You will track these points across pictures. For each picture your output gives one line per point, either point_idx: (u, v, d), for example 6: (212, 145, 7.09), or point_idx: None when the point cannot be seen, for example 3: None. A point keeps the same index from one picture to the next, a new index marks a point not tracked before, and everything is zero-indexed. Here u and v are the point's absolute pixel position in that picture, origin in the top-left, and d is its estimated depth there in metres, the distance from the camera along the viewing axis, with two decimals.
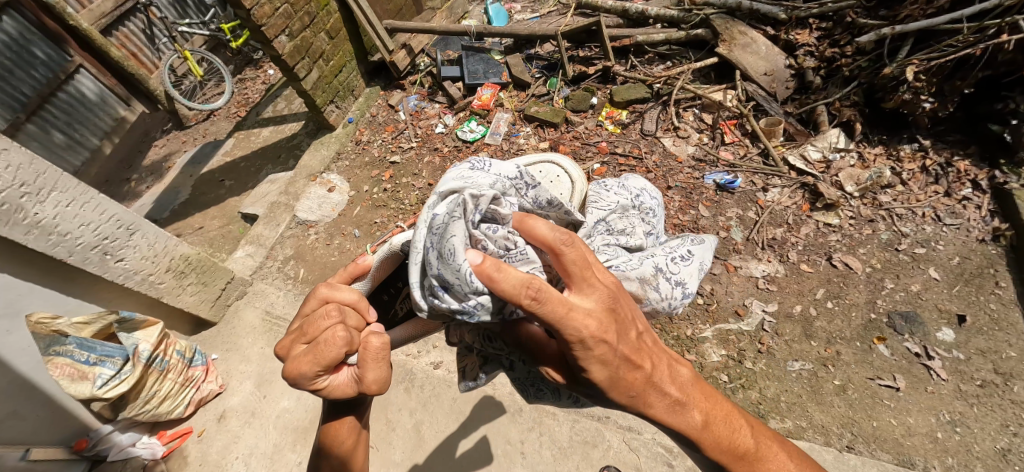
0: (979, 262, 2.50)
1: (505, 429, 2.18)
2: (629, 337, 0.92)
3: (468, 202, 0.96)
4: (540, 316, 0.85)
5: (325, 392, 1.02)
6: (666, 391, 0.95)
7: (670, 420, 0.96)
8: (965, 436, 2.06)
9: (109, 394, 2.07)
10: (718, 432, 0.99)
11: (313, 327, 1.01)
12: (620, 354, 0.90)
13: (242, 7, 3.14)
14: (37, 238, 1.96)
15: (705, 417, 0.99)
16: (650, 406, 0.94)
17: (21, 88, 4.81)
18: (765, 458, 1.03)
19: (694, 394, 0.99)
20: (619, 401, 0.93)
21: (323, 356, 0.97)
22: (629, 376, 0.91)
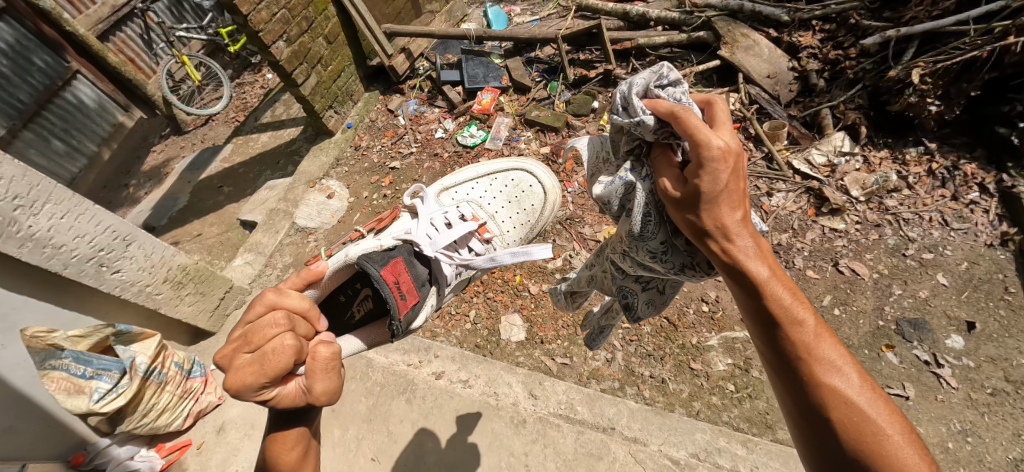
0: (987, 267, 2.47)
1: (509, 441, 2.13)
2: (737, 173, 0.98)
3: (662, 70, 1.21)
4: (679, 126, 1.04)
5: (271, 401, 1.06)
6: (739, 235, 0.98)
7: (737, 256, 0.97)
8: (977, 447, 2.03)
9: (106, 408, 1.99)
10: (784, 292, 0.95)
11: (258, 335, 1.04)
12: (724, 182, 0.97)
13: (239, 13, 3.11)
14: (31, 251, 1.87)
15: (775, 272, 0.96)
16: (724, 239, 0.98)
17: (18, 94, 4.77)
18: (826, 343, 0.94)
19: (770, 254, 0.99)
20: (700, 225, 1.00)
21: (271, 368, 1.01)
22: (716, 200, 0.98)
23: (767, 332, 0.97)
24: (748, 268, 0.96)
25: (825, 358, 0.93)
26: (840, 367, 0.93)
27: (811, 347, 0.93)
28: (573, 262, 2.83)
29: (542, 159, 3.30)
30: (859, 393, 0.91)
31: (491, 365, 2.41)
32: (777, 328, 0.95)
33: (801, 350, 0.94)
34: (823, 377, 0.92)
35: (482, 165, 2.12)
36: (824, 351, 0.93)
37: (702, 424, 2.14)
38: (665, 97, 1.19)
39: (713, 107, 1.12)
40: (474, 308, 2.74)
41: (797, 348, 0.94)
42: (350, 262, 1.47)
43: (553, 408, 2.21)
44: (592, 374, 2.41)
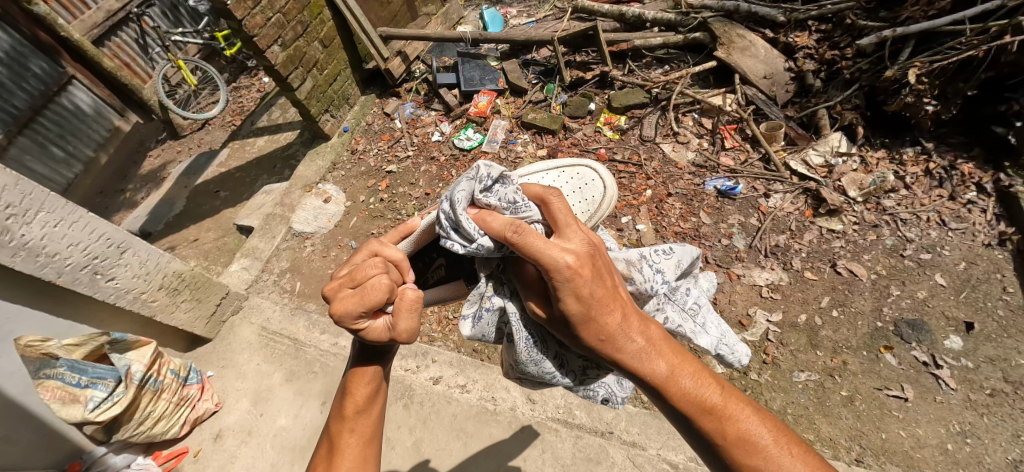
0: (985, 267, 2.46)
1: (508, 446, 2.11)
2: (600, 278, 0.97)
3: (481, 170, 1.16)
4: (521, 252, 0.97)
5: (363, 333, 1.05)
6: (632, 338, 0.98)
7: (633, 364, 0.98)
8: (976, 448, 2.02)
9: (101, 418, 1.96)
10: (683, 384, 0.99)
11: (361, 272, 1.04)
12: (591, 296, 0.96)
13: (233, 18, 3.11)
14: (24, 260, 1.84)
15: (670, 364, 1.00)
16: (617, 349, 0.98)
17: (13, 101, 4.79)
18: (733, 418, 0.98)
19: (661, 345, 1.01)
20: (587, 341, 0.99)
21: (370, 297, 1.00)
22: (596, 320, 0.96)
23: (685, 425, 1.00)
24: (642, 370, 0.98)
25: (739, 438, 0.97)
26: (755, 441, 0.97)
27: (723, 428, 0.97)
28: None
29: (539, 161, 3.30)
30: (778, 456, 0.95)
31: (489, 370, 2.39)
32: (690, 419, 0.98)
33: (715, 436, 0.97)
34: (743, 456, 0.96)
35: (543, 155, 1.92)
36: (738, 427, 0.97)
37: None
38: (496, 203, 1.13)
39: (549, 206, 1.10)
40: None
41: (712, 435, 0.97)
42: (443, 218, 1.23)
43: (551, 412, 2.19)
44: None
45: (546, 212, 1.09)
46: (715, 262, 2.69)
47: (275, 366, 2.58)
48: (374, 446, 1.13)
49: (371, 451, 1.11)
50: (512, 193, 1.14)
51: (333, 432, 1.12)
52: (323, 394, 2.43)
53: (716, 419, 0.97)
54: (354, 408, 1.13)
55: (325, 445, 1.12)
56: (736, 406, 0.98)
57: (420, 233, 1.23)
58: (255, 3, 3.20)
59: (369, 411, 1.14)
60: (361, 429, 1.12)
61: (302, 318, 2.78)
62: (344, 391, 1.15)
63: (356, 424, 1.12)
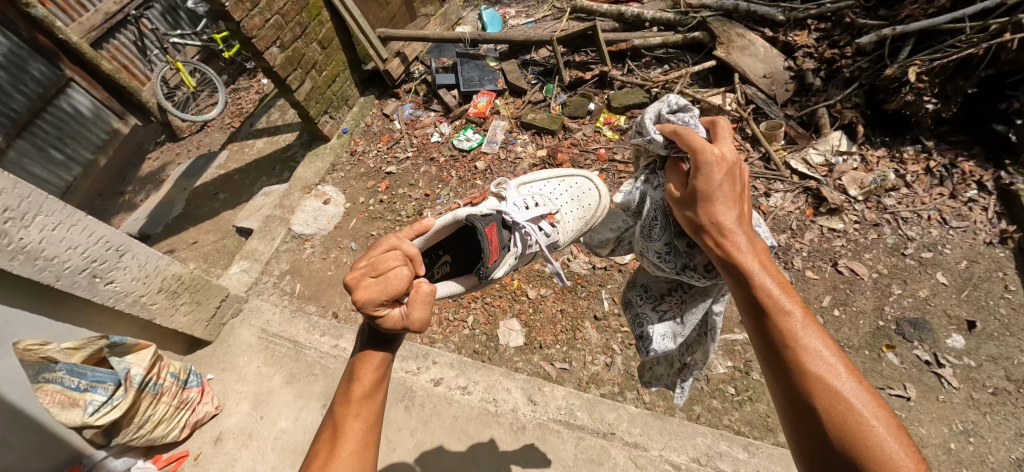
0: (987, 266, 2.45)
1: (509, 448, 2.11)
2: (731, 176, 1.13)
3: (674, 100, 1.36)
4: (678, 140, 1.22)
5: (378, 322, 1.06)
6: (731, 229, 1.09)
7: (727, 246, 1.07)
8: (980, 447, 2.01)
9: (100, 422, 1.94)
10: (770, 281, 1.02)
11: (382, 262, 1.05)
12: (717, 182, 1.11)
13: (232, 19, 3.11)
14: (22, 264, 1.83)
15: (764, 266, 1.05)
16: (719, 231, 1.10)
17: (11, 104, 4.76)
18: (809, 331, 0.97)
19: (760, 249, 1.07)
20: (698, 218, 1.13)
21: (394, 286, 1.02)
22: (714, 202, 1.11)
23: (755, 319, 1.02)
24: (733, 253, 1.06)
25: (806, 346, 0.96)
26: (828, 361, 0.94)
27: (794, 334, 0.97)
28: (571, 265, 2.81)
29: (538, 162, 3.29)
30: (842, 381, 0.91)
31: (490, 371, 2.38)
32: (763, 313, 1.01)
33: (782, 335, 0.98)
34: (805, 362, 0.95)
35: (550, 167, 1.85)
36: (811, 341, 0.96)
37: (703, 428, 2.11)
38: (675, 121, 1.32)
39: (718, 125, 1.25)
40: (472, 314, 2.73)
41: (781, 335, 0.98)
42: (460, 221, 1.35)
43: (553, 413, 2.18)
44: (592, 378, 2.40)
45: (712, 130, 1.25)
46: None
47: (275, 369, 2.57)
48: (375, 432, 1.13)
49: (372, 437, 1.12)
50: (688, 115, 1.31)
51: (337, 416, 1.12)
52: (324, 397, 2.42)
53: (789, 323, 0.98)
54: (360, 393, 1.13)
55: (328, 427, 1.12)
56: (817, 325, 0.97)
57: (434, 230, 1.30)
58: (253, 5, 3.20)
59: (376, 397, 1.14)
60: (364, 415, 1.12)
61: (303, 320, 2.77)
62: (350, 376, 1.15)
63: (362, 411, 1.12)
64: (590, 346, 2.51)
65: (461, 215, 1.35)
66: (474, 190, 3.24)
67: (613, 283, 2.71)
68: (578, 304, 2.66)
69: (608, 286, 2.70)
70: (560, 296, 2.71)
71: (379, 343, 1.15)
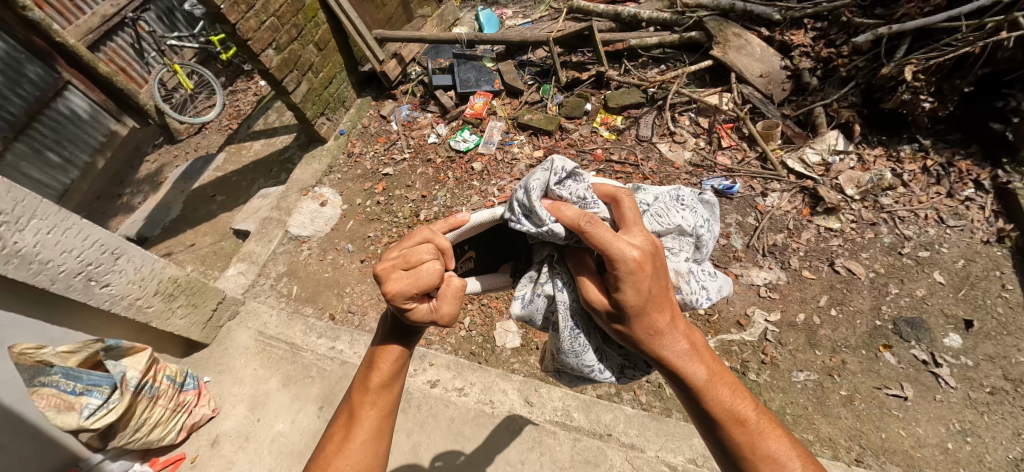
0: (984, 264, 2.45)
1: (505, 449, 2.10)
2: (657, 277, 1.06)
3: (557, 163, 1.17)
4: (592, 244, 1.04)
5: (407, 314, 1.07)
6: (672, 341, 1.10)
7: (674, 363, 1.09)
8: (976, 446, 2.01)
9: (96, 425, 1.94)
10: (717, 391, 1.09)
11: (414, 255, 1.05)
12: (649, 290, 1.05)
13: (227, 21, 3.10)
14: (17, 268, 1.82)
15: (707, 373, 1.10)
16: (662, 346, 1.09)
17: (8, 107, 4.75)
18: (762, 434, 1.07)
19: (702, 351, 1.13)
20: (637, 333, 1.08)
21: (425, 281, 1.03)
22: (648, 314, 1.07)
23: (713, 430, 1.10)
24: (679, 365, 1.09)
25: (766, 454, 1.05)
26: (782, 461, 1.04)
27: (751, 441, 1.06)
28: None
29: (535, 162, 3.29)
30: None
31: (486, 373, 2.37)
32: (721, 427, 1.08)
33: (740, 446, 1.07)
34: (766, 469, 1.04)
35: None
36: (767, 445, 1.06)
37: None
38: (567, 196, 1.16)
39: (620, 203, 1.15)
40: (469, 315, 2.72)
41: (739, 445, 1.06)
42: (499, 221, 1.24)
43: (549, 414, 2.18)
44: (588, 379, 2.40)
45: (615, 210, 1.15)
46: (712, 262, 2.68)
47: (272, 371, 2.56)
48: (390, 421, 1.17)
49: (388, 425, 1.16)
50: (584, 189, 1.16)
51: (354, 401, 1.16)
52: (320, 399, 2.41)
53: (745, 431, 1.07)
54: (378, 382, 1.15)
55: (344, 411, 1.17)
56: (766, 425, 1.08)
57: (468, 225, 1.22)
58: (249, 7, 3.20)
59: (391, 388, 1.17)
60: (378, 404, 1.15)
61: (300, 323, 2.76)
62: (369, 364, 1.17)
63: (377, 400, 1.15)
64: None
65: (502, 214, 1.23)
66: (471, 191, 3.24)
67: None
68: None
69: None
70: None
71: (400, 334, 1.16)
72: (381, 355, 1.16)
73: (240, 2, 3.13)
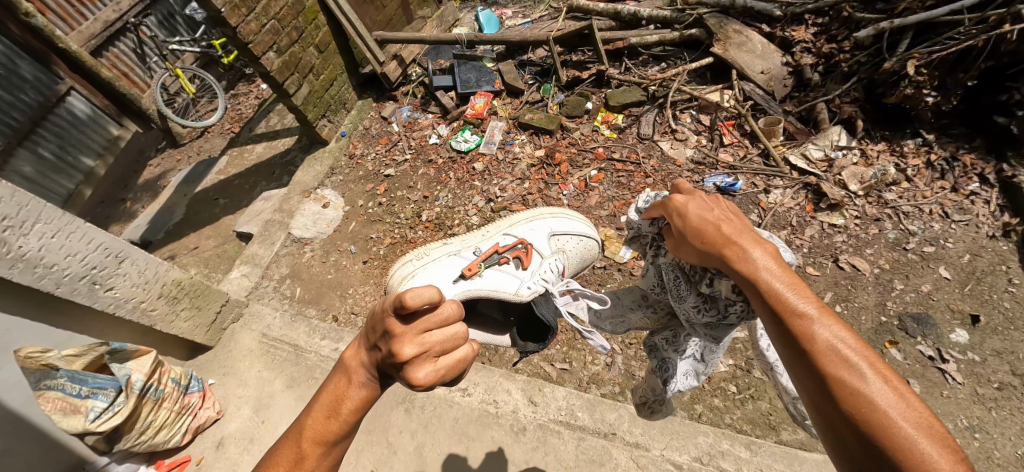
0: (990, 259, 2.43)
1: (509, 449, 2.09)
2: (697, 196, 1.14)
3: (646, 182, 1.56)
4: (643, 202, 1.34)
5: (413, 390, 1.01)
6: (734, 238, 1.03)
7: (733, 260, 1.01)
8: (985, 442, 1.99)
9: (102, 428, 1.93)
10: (776, 283, 0.95)
11: (450, 341, 1.02)
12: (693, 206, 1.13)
13: (228, 25, 3.11)
14: (21, 272, 1.82)
15: (771, 268, 0.97)
16: (723, 243, 1.03)
17: (11, 112, 4.77)
18: (835, 334, 0.87)
19: (767, 252, 1.00)
20: (697, 241, 1.08)
21: (456, 369, 1.02)
22: (698, 220, 1.10)
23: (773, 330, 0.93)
24: (733, 261, 1.01)
25: (832, 355, 0.85)
26: (854, 362, 0.83)
27: (811, 336, 0.87)
28: None
29: (537, 162, 3.28)
30: (882, 394, 0.81)
31: (490, 373, 2.37)
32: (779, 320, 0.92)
33: (799, 342, 0.88)
34: (833, 369, 0.84)
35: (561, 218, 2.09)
36: (837, 341, 0.86)
37: (704, 426, 2.10)
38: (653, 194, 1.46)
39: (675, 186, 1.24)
40: None
41: (797, 339, 0.88)
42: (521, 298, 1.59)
43: (553, 414, 2.18)
44: (591, 378, 2.39)
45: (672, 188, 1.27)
46: None
47: (276, 373, 2.56)
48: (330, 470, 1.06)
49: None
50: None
51: (300, 448, 1.01)
52: None
53: (808, 326, 0.88)
54: (334, 437, 1.02)
55: (289, 451, 1.02)
56: (838, 321, 0.87)
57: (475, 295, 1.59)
58: (250, 10, 3.21)
59: (346, 439, 1.05)
60: (332, 457, 1.04)
61: (303, 325, 2.77)
62: (329, 409, 1.02)
63: (329, 452, 1.02)
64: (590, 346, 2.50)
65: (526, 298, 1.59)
66: (472, 191, 3.24)
67: (613, 283, 2.69)
68: None
69: (607, 286, 2.68)
70: None
71: (372, 386, 1.05)
72: (348, 401, 1.02)
73: (240, 5, 3.15)
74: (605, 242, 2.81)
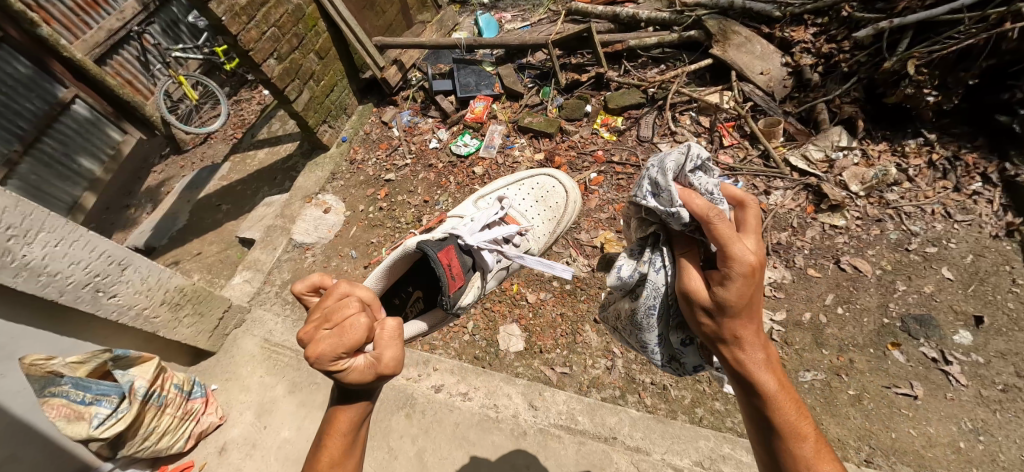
0: (994, 260, 2.41)
1: (510, 454, 2.09)
2: (758, 286, 1.13)
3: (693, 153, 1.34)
4: (711, 235, 1.16)
5: (345, 375, 1.06)
6: (752, 350, 1.15)
7: (750, 372, 1.14)
8: (990, 446, 1.98)
9: (105, 434, 1.93)
10: (786, 409, 1.13)
11: (338, 312, 1.07)
12: (741, 295, 1.12)
13: (229, 33, 3.15)
14: (26, 281, 1.84)
15: (780, 387, 1.15)
16: (741, 351, 1.15)
17: (18, 122, 4.80)
18: (819, 456, 1.11)
19: (776, 366, 1.17)
20: (719, 332, 1.17)
21: (349, 336, 1.03)
22: (732, 315, 1.14)
23: (770, 439, 1.15)
24: (757, 377, 1.14)
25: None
26: None
27: (799, 458, 1.11)
28: (570, 268, 2.77)
29: (537, 165, 3.29)
30: None
31: (490, 377, 2.37)
32: (778, 439, 1.14)
33: (789, 458, 1.12)
34: None
35: (509, 177, 2.47)
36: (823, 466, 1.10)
37: (705, 430, 2.09)
38: (698, 185, 1.33)
39: (745, 208, 1.28)
40: (471, 320, 2.71)
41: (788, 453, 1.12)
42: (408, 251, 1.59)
43: (553, 418, 2.17)
44: (591, 382, 2.38)
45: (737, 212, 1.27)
46: None
47: (278, 378, 2.58)
48: None
49: None
50: (713, 187, 1.31)
51: None
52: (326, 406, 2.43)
53: (798, 447, 1.12)
54: (327, 460, 1.14)
55: None
56: (824, 446, 1.12)
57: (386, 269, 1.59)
58: (250, 18, 3.25)
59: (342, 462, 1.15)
60: None
61: None
62: (317, 442, 1.17)
63: None
64: (590, 350, 2.49)
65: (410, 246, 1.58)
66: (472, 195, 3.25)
67: None
68: (578, 308, 2.63)
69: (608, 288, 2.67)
70: (559, 299, 2.68)
71: (346, 399, 1.18)
72: (339, 422, 1.17)
73: (241, 13, 3.19)
74: (604, 245, 2.81)
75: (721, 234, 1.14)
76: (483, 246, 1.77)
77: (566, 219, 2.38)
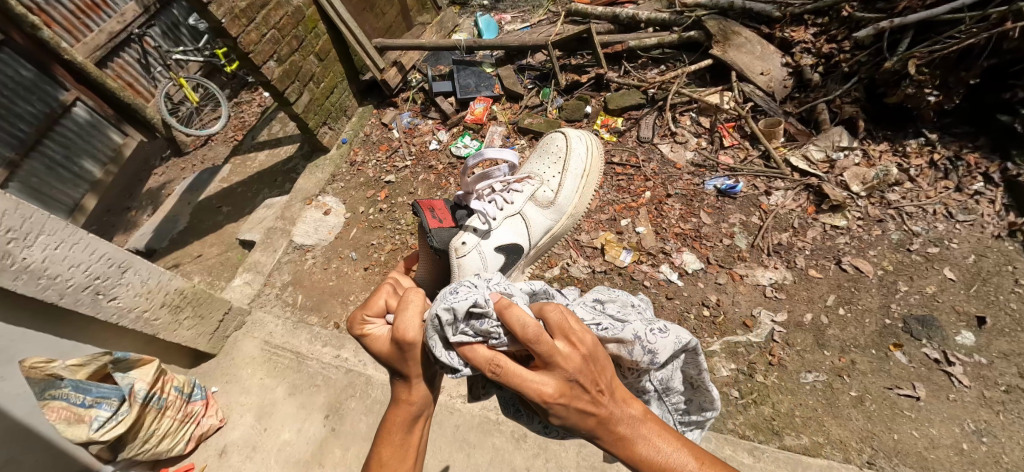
0: (996, 260, 2.40)
1: (510, 456, 2.08)
2: (582, 386, 1.20)
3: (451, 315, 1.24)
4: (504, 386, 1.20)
5: (370, 338, 1.36)
6: (615, 422, 1.24)
7: (619, 445, 1.24)
8: (993, 447, 1.97)
9: (105, 437, 1.93)
10: (662, 458, 1.24)
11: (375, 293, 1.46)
12: (572, 402, 1.20)
13: (228, 35, 3.16)
14: (26, 283, 1.84)
15: (649, 440, 1.25)
16: (607, 432, 1.24)
17: (18, 125, 4.80)
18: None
19: (640, 423, 1.26)
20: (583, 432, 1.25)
21: (371, 307, 1.40)
22: (578, 412, 1.22)
23: None
24: (630, 447, 1.24)
25: None
26: None
27: None
28: (571, 270, 2.77)
29: None
30: None
31: None
32: None
33: None
34: None
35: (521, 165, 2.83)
36: None
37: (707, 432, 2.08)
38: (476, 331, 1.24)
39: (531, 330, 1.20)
40: None
41: None
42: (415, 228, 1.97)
43: None
44: None
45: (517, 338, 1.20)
46: (717, 263, 2.66)
47: (278, 380, 2.57)
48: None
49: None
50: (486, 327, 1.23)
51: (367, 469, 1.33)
52: (326, 407, 2.43)
53: None
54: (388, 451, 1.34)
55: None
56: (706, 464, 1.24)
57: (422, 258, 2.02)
58: (250, 20, 3.26)
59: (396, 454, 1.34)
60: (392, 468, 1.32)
61: (304, 332, 2.79)
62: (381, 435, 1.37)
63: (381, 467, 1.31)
64: None
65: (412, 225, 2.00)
66: None
67: (614, 287, 2.67)
68: None
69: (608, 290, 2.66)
70: None
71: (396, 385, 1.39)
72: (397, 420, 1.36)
73: (240, 16, 3.20)
74: (605, 246, 2.80)
75: (507, 379, 1.19)
76: (469, 197, 2.09)
77: (576, 154, 2.54)
